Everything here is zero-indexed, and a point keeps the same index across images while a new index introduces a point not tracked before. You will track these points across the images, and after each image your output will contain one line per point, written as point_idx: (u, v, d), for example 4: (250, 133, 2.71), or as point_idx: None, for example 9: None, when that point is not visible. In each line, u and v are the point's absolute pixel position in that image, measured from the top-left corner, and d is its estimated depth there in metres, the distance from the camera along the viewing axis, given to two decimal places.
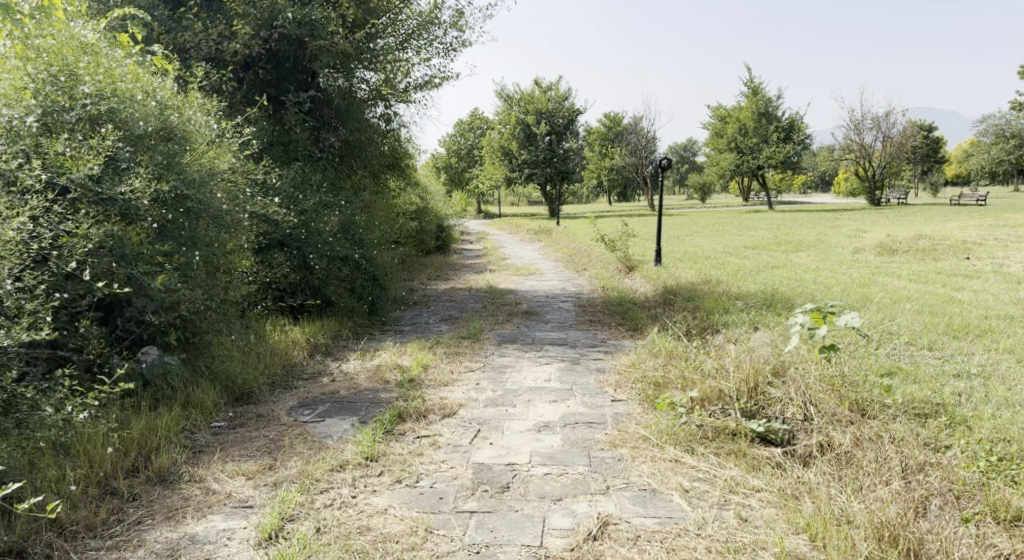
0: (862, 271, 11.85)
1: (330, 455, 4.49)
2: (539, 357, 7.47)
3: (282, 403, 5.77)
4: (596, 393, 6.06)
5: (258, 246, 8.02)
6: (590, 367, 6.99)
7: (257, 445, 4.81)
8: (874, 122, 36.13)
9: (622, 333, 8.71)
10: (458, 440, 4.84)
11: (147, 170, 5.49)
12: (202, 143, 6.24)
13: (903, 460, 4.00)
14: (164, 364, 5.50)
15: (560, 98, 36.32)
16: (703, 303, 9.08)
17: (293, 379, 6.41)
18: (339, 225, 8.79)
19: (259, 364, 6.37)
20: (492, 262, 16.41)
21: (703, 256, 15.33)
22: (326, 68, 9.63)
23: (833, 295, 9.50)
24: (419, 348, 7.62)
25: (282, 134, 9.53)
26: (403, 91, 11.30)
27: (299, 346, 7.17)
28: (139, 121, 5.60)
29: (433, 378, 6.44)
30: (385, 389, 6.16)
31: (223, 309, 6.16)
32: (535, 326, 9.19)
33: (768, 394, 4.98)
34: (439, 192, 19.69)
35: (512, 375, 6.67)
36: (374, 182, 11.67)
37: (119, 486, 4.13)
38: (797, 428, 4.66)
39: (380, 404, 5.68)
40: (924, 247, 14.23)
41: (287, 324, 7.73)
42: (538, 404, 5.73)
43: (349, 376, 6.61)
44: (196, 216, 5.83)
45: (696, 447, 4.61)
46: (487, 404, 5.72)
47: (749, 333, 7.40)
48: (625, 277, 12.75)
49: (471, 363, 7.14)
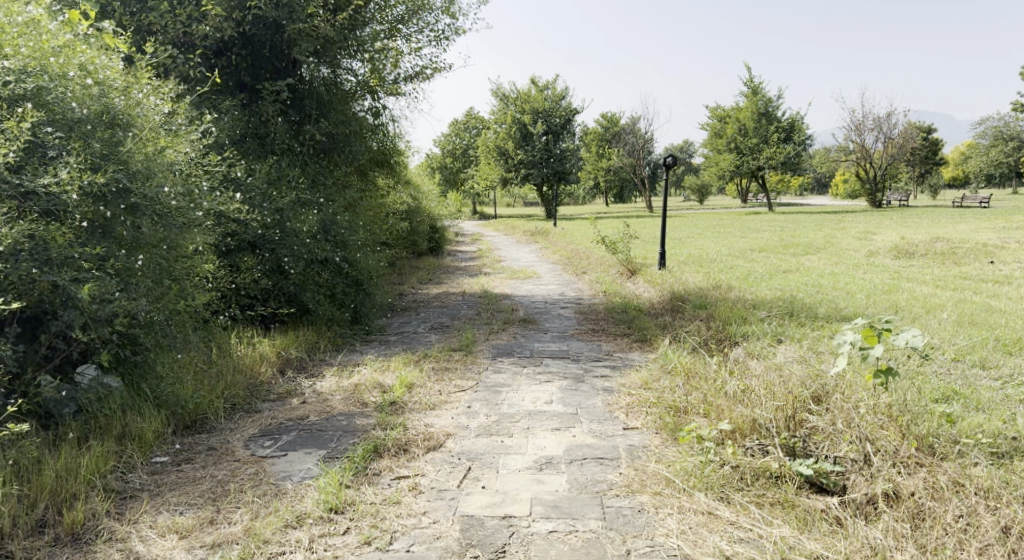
0: (881, 276, 11.05)
1: (284, 507, 3.72)
2: (538, 373, 6.65)
3: (240, 433, 4.96)
4: (606, 419, 5.24)
5: (225, 248, 7.19)
6: (597, 385, 6.17)
7: (202, 489, 4.02)
8: (875, 123, 35.38)
9: (629, 344, 7.89)
10: (444, 483, 4.04)
11: (78, 158, 4.67)
12: (156, 129, 5.38)
13: (997, 519, 3.35)
14: (100, 387, 4.69)
15: (557, 96, 35.52)
16: (717, 312, 8.27)
17: (257, 402, 5.61)
18: (317, 225, 7.99)
19: (217, 384, 5.57)
20: (488, 264, 15.63)
21: (709, 259, 14.54)
22: (306, 55, 8.82)
23: (858, 303, 8.70)
24: (404, 363, 6.80)
25: (258, 126, 8.71)
26: (391, 82, 10.51)
27: (267, 362, 6.35)
28: (72, 103, 4.77)
29: (417, 401, 5.62)
30: (362, 414, 5.34)
31: (175, 320, 5.35)
32: (533, 336, 8.37)
33: (808, 424, 4.22)
34: (432, 190, 18.83)
35: (509, 396, 5.85)
36: (361, 179, 10.86)
37: (16, 549, 3.42)
38: (853, 470, 3.87)
39: (353, 434, 4.88)
40: (943, 251, 13.44)
41: (256, 336, 6.91)
42: (538, 433, 4.92)
43: (323, 396, 5.80)
44: (140, 213, 4.99)
45: (731, 494, 3.83)
46: (479, 434, 4.90)
47: (773, 348, 6.61)
48: (628, 281, 11.95)
49: (462, 380, 6.32)
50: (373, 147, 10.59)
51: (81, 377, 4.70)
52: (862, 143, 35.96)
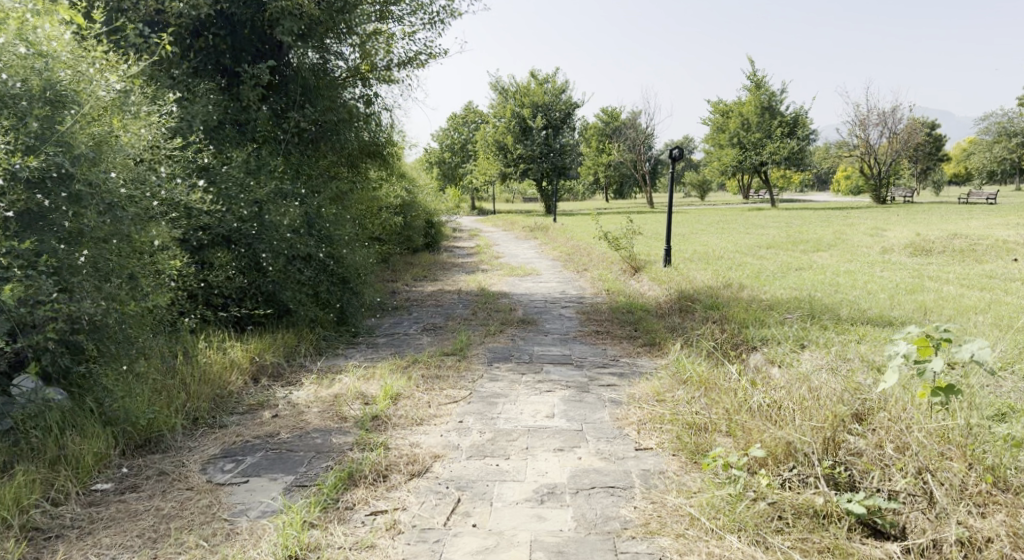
0: (902, 274, 10.45)
1: (234, 554, 3.24)
2: (538, 381, 6.04)
3: (199, 454, 4.38)
4: (616, 437, 4.64)
5: (196, 244, 6.59)
6: (603, 397, 5.56)
7: (142, 527, 3.48)
8: (879, 118, 34.65)
9: (637, 349, 7.28)
10: (428, 520, 3.52)
11: (8, 139, 4.06)
12: (108, 109, 4.77)
13: None
14: (39, 401, 4.05)
15: (557, 90, 34.78)
16: (731, 313, 7.66)
17: (223, 416, 5.01)
18: (300, 218, 7.38)
19: (176, 396, 4.95)
20: (485, 261, 15.00)
21: (717, 256, 13.94)
22: (291, 36, 8.16)
23: (883, 304, 8.10)
24: (392, 369, 6.19)
25: (238, 112, 8.07)
26: (383, 68, 9.87)
27: (239, 369, 5.74)
28: (4, 75, 4.15)
29: (403, 415, 5.00)
30: (340, 431, 4.72)
31: (129, 323, 4.72)
32: (533, 338, 7.77)
33: (846, 445, 3.80)
34: (427, 183, 18.15)
35: (506, 409, 5.24)
36: (351, 170, 10.23)
37: None
38: (909, 507, 3.43)
39: (326, 456, 4.26)
40: (962, 248, 12.81)
41: (227, 339, 6.25)
42: (539, 455, 4.31)
43: (299, 409, 5.18)
44: (86, 202, 4.39)
45: (769, 537, 3.35)
46: (470, 456, 4.29)
47: (797, 355, 6.01)
48: (632, 279, 11.34)
49: (454, 390, 5.71)
50: (365, 138, 9.93)
51: (17, 389, 4.09)
52: (867, 138, 35.28)
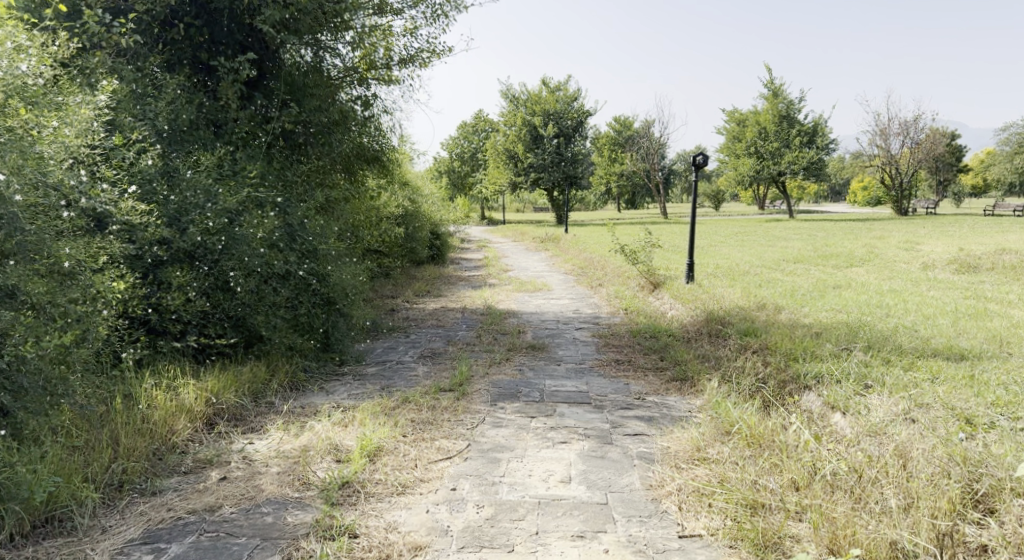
0: (955, 295, 9.37)
1: None
2: (551, 428, 4.99)
3: (113, 537, 3.49)
4: (650, 514, 3.65)
5: (152, 261, 5.53)
6: (629, 453, 4.51)
7: None
8: (901, 128, 33.37)
9: (666, 384, 6.22)
10: None
11: None
12: (12, 94, 3.82)
13: None
14: None
15: (569, 98, 33.68)
16: (774, 342, 6.58)
17: (160, 479, 4.04)
18: (276, 230, 6.32)
19: (99, 455, 3.98)
20: (493, 275, 13.96)
21: (742, 271, 12.85)
22: (274, 28, 7.04)
23: (946, 332, 7.00)
24: (376, 411, 5.17)
25: (214, 111, 7.06)
26: (381, 64, 8.79)
27: (189, 414, 4.72)
28: None
29: (382, 479, 3.99)
30: (300, 503, 3.75)
31: (33, 369, 3.72)
32: (544, 369, 6.74)
33: (968, 539, 3.05)
34: (433, 190, 17.06)
35: (511, 469, 4.21)
36: (345, 176, 9.19)
37: None
38: None
39: (272, 549, 3.37)
40: (1013, 265, 11.69)
41: (181, 375, 5.23)
42: (551, 547, 3.37)
43: (256, 467, 4.19)
44: None
45: None
46: (463, 547, 3.37)
47: (865, 401, 4.93)
48: (652, 297, 10.28)
49: (449, 440, 4.68)
50: (360, 143, 8.91)
51: None
52: (887, 148, 34.13)
